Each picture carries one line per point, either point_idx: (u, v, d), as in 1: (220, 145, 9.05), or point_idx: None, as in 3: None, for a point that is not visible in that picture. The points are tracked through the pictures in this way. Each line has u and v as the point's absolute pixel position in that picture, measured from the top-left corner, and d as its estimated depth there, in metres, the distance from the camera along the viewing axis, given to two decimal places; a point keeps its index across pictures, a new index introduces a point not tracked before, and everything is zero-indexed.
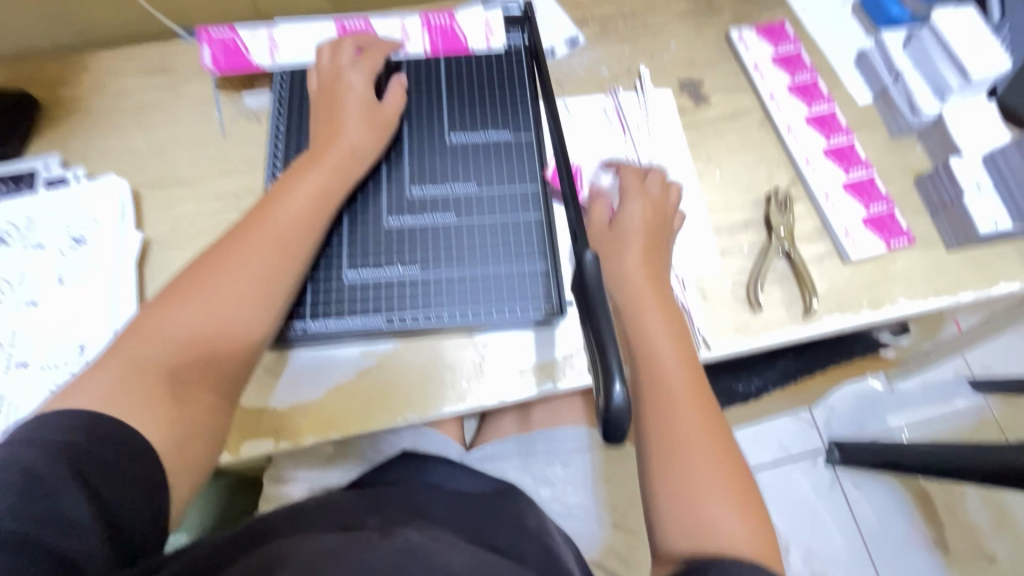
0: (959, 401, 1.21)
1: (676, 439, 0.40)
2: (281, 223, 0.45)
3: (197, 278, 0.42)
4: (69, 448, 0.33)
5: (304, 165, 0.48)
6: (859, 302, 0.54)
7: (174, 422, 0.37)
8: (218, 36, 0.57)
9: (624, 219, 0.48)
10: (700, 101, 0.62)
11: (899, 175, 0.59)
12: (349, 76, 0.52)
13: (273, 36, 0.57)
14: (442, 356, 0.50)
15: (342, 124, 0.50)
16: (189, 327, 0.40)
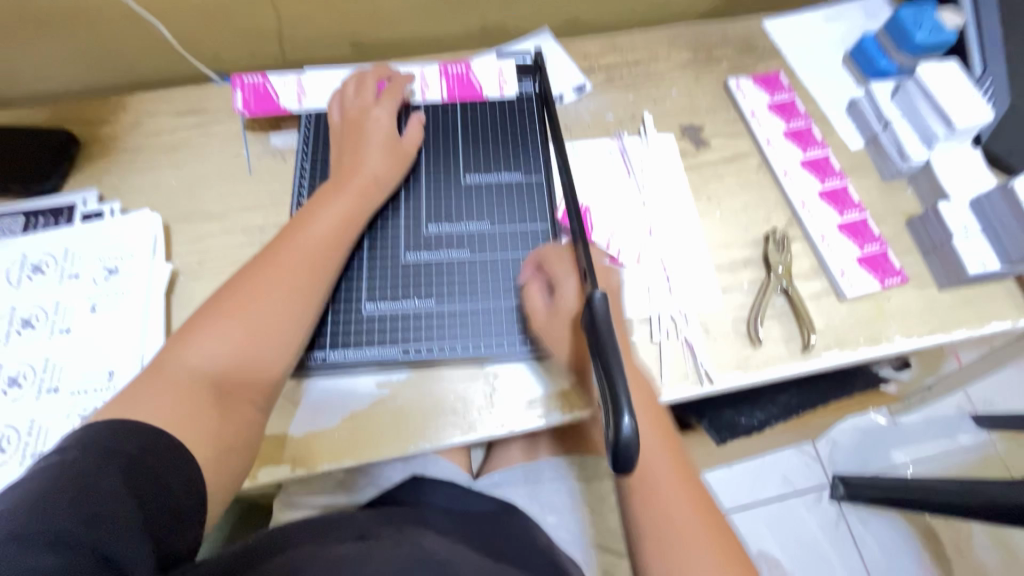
0: (963, 437, 1.21)
1: (663, 518, 0.40)
2: (308, 245, 0.48)
3: (229, 295, 0.44)
4: (118, 453, 0.34)
5: (329, 191, 0.52)
6: (857, 337, 0.56)
7: (209, 433, 0.39)
8: (251, 82, 0.61)
9: (566, 305, 0.48)
10: (700, 144, 0.65)
11: (891, 217, 0.62)
12: (376, 111, 0.57)
13: (301, 82, 0.62)
14: (453, 387, 0.52)
15: (364, 154, 0.54)
16: (219, 349, 0.42)
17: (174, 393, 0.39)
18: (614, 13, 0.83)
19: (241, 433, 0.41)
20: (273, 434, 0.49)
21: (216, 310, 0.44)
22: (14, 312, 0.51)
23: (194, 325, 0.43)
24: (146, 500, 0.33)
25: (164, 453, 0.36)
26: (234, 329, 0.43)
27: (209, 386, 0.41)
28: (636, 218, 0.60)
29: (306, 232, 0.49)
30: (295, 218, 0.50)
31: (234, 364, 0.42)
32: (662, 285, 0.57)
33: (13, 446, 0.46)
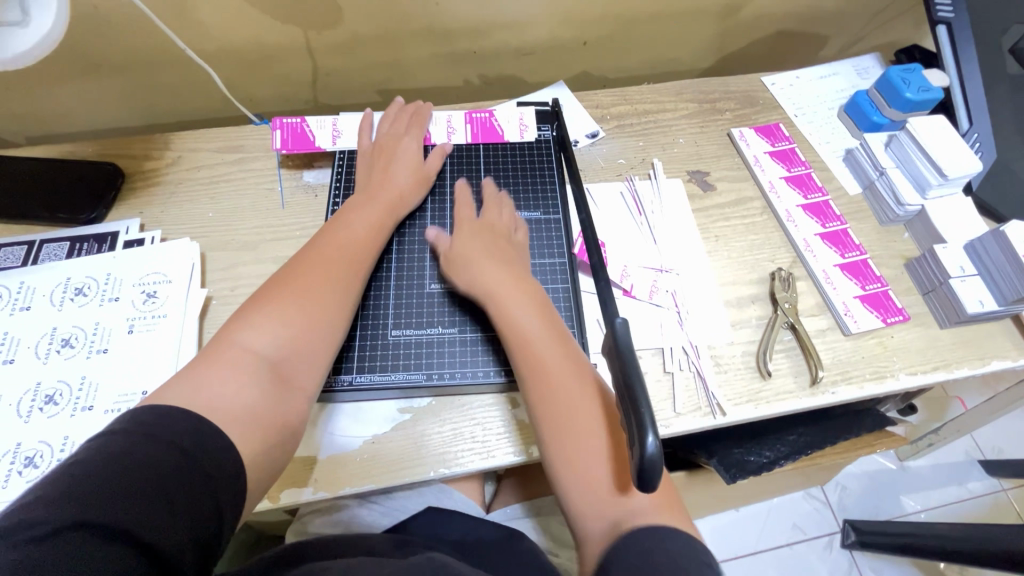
0: (973, 483, 1.20)
1: (561, 418, 0.46)
2: (345, 251, 0.53)
3: (273, 292, 0.48)
4: (174, 448, 0.35)
5: (363, 204, 0.57)
6: (863, 373, 0.58)
7: (255, 434, 0.41)
8: (290, 123, 0.66)
9: (456, 246, 0.56)
10: (707, 188, 0.69)
11: (890, 259, 0.65)
12: (406, 140, 0.64)
13: (337, 124, 0.67)
14: (471, 409, 0.53)
15: (394, 173, 0.61)
16: (256, 351, 0.44)
17: (229, 379, 0.42)
18: (624, 68, 0.89)
19: (286, 423, 0.43)
20: (304, 456, 0.50)
21: (261, 300, 0.48)
22: (55, 331, 0.53)
23: (240, 320, 0.46)
24: (195, 496, 0.35)
25: (214, 448, 0.37)
26: (276, 326, 0.46)
27: (260, 379, 0.43)
28: (648, 255, 0.63)
29: (339, 235, 0.54)
30: (331, 224, 0.56)
31: (275, 370, 0.44)
32: (673, 319, 0.59)
33: (45, 461, 0.47)
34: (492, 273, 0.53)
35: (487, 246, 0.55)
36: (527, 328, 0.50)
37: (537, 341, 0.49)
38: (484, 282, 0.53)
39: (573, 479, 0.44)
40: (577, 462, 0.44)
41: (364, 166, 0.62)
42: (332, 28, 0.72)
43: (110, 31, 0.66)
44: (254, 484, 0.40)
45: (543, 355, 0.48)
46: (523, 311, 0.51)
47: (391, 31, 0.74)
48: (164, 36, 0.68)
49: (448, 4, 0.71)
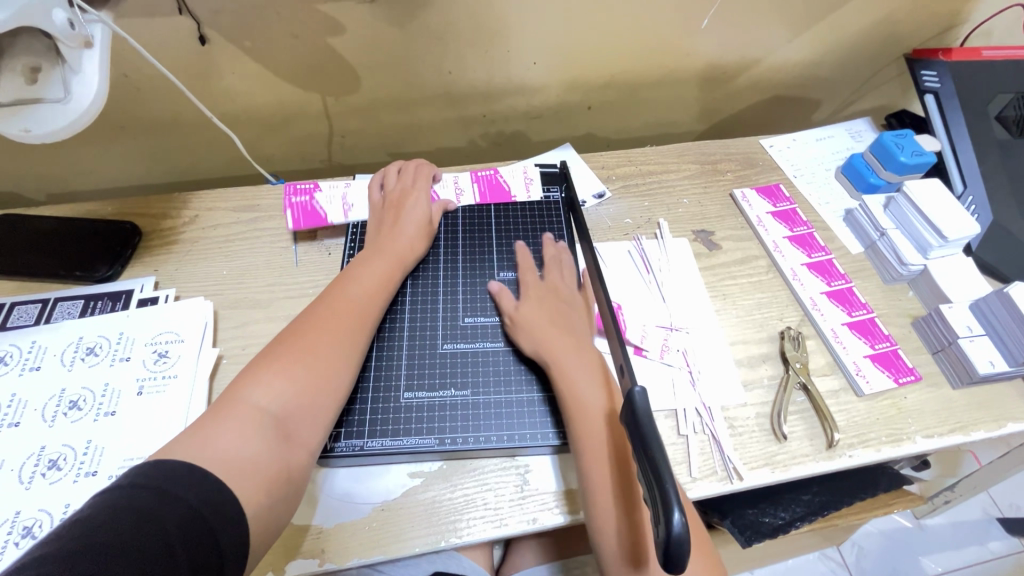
0: (994, 544, 1.16)
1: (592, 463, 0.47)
2: (355, 306, 0.53)
3: (283, 346, 0.48)
4: (181, 500, 0.35)
5: (372, 258, 0.58)
6: (880, 436, 0.57)
7: (257, 493, 0.39)
8: (298, 202, 0.67)
9: (524, 308, 0.58)
10: (713, 247, 0.71)
11: (896, 317, 0.66)
12: (415, 193, 0.66)
13: (346, 198, 0.68)
14: (484, 476, 0.52)
15: (405, 227, 0.62)
16: (264, 407, 0.43)
17: (237, 432, 0.41)
18: (627, 130, 0.93)
19: (292, 478, 0.42)
20: (299, 525, 0.49)
21: (271, 356, 0.47)
22: (63, 393, 0.52)
23: (250, 375, 0.45)
24: (201, 553, 0.33)
25: (223, 502, 0.37)
26: (284, 386, 0.45)
27: (266, 437, 0.42)
28: (659, 314, 0.64)
29: (349, 289, 0.54)
30: (340, 278, 0.56)
31: (281, 427, 0.43)
32: (686, 379, 0.59)
33: (43, 531, 0.45)
34: (553, 337, 0.55)
35: (549, 311, 0.58)
36: (586, 391, 0.51)
37: (588, 398, 0.50)
38: (543, 343, 0.55)
39: (607, 530, 0.45)
40: (607, 512, 0.45)
41: (374, 220, 0.64)
42: (350, 94, 0.75)
43: (139, 97, 0.69)
44: (257, 544, 0.39)
45: (599, 413, 0.49)
46: (586, 376, 0.52)
47: (406, 97, 0.77)
48: (190, 102, 0.71)
49: (461, 73, 0.75)
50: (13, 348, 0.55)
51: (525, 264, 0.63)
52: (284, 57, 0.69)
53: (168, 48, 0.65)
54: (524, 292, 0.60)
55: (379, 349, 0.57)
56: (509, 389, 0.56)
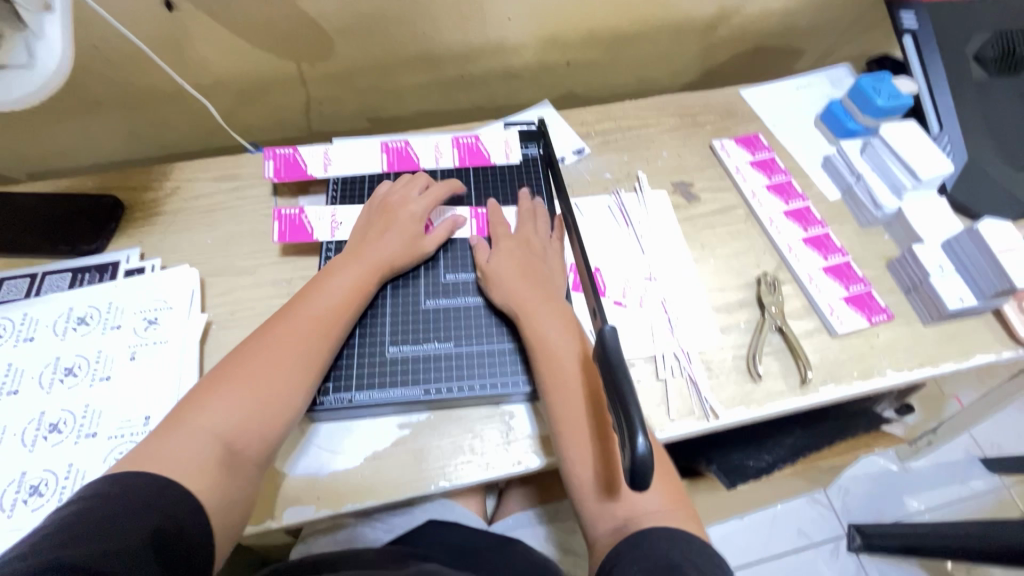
0: (974, 482, 1.21)
1: (577, 425, 0.48)
2: (318, 320, 0.52)
3: (233, 368, 0.47)
4: (138, 501, 0.37)
5: (345, 266, 0.56)
6: (851, 372, 0.59)
7: (214, 492, 0.41)
8: (288, 214, 0.63)
9: (500, 256, 0.59)
10: (691, 198, 0.72)
11: (871, 260, 0.67)
12: (413, 205, 0.62)
13: (336, 215, 0.64)
14: (470, 423, 0.55)
15: (393, 231, 0.59)
16: (207, 429, 0.43)
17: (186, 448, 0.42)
18: (608, 86, 0.93)
19: (244, 477, 0.44)
20: (278, 470, 0.51)
21: (231, 376, 0.47)
22: (58, 361, 0.54)
23: (195, 401, 0.45)
24: (165, 537, 0.36)
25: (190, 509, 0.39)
26: (233, 411, 0.45)
27: (209, 458, 0.42)
28: (638, 265, 0.65)
29: (311, 300, 0.53)
30: (308, 288, 0.55)
31: (224, 449, 0.43)
32: (665, 325, 0.61)
33: (50, 489, 0.48)
34: (523, 288, 0.56)
35: (523, 263, 0.59)
36: (558, 342, 0.52)
37: (560, 348, 0.52)
38: (514, 296, 0.56)
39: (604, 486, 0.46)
40: (586, 455, 0.47)
41: (364, 220, 0.61)
42: (324, 58, 0.74)
43: (108, 68, 0.68)
44: (222, 535, 0.41)
45: (565, 359, 0.51)
46: (555, 327, 0.53)
47: (382, 60, 0.77)
48: (161, 69, 0.70)
49: (434, 32, 0.74)
50: (5, 320, 0.56)
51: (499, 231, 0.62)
52: (253, 23, 0.68)
53: (135, 19, 0.64)
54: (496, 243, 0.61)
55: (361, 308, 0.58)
56: (490, 339, 0.57)
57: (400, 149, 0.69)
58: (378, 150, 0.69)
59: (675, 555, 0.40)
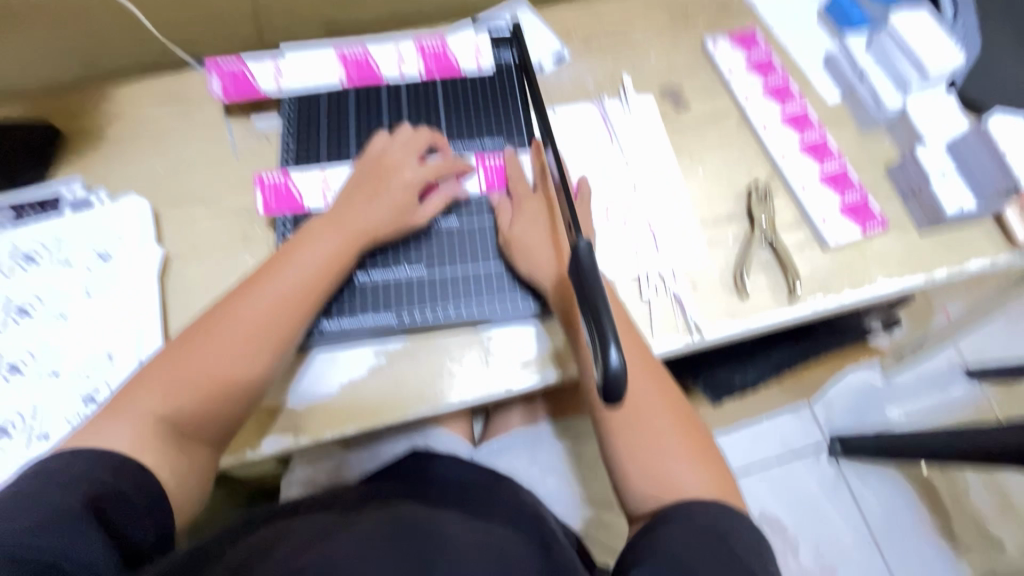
0: (954, 389, 1.25)
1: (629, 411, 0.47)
2: (282, 301, 0.48)
3: (186, 348, 0.46)
4: (83, 475, 0.39)
5: (321, 234, 0.51)
6: (841, 283, 0.57)
7: (164, 467, 0.43)
8: (271, 180, 0.57)
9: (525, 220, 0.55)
10: (681, 105, 0.66)
11: (870, 166, 0.63)
12: (405, 169, 0.54)
13: (327, 181, 0.58)
14: (447, 348, 0.53)
15: (378, 202, 0.53)
16: (151, 410, 0.44)
17: (138, 428, 0.43)
18: None
19: (194, 442, 0.45)
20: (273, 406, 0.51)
21: (189, 360, 0.45)
22: (10, 300, 0.51)
23: (142, 381, 0.45)
24: (102, 506, 0.38)
25: (148, 487, 0.41)
26: (173, 395, 0.44)
27: (154, 441, 0.43)
28: (622, 180, 0.61)
29: (278, 281, 0.48)
30: (283, 255, 0.50)
31: (170, 432, 0.44)
32: (649, 242, 0.58)
33: (18, 429, 0.47)
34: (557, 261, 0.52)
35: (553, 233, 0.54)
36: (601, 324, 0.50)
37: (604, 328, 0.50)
38: (546, 268, 0.52)
39: (655, 475, 0.45)
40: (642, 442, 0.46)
41: (354, 179, 0.55)
42: None
43: None
44: (178, 500, 0.44)
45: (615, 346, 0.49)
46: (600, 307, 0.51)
47: None
48: None
49: None
50: None
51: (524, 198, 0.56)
52: None
53: None
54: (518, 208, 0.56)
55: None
56: (467, 262, 0.55)
57: (360, 60, 0.62)
58: (335, 61, 0.62)
59: (720, 521, 0.41)
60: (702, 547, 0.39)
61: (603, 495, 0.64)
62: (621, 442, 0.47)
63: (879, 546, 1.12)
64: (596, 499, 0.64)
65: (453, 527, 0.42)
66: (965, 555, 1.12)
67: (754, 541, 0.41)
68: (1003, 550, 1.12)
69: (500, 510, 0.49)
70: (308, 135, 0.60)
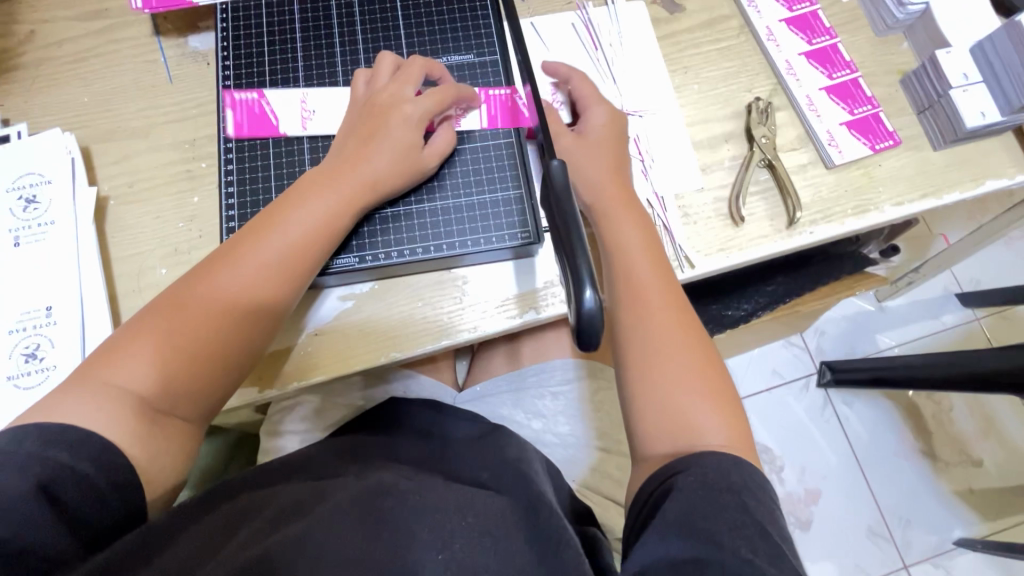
0: (947, 316, 1.23)
1: (661, 355, 0.45)
2: (276, 267, 0.43)
3: (166, 318, 0.41)
4: (38, 457, 0.35)
5: (316, 189, 0.45)
6: (845, 209, 0.53)
7: (144, 446, 0.39)
8: (244, 99, 0.51)
9: (591, 127, 0.50)
10: (675, 9, 0.58)
11: (884, 75, 0.57)
12: (408, 107, 0.47)
13: (307, 101, 0.51)
14: (418, 292, 0.50)
15: (374, 146, 0.46)
16: (130, 387, 0.39)
17: (101, 400, 0.38)
18: None
19: (170, 417, 0.41)
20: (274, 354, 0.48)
21: (169, 333, 0.41)
22: None
23: (115, 355, 0.40)
24: (57, 491, 0.34)
25: (109, 466, 0.37)
26: (154, 372, 0.40)
27: (133, 420, 0.39)
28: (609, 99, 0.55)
29: (266, 246, 0.43)
30: (274, 212, 0.44)
31: (152, 411, 0.40)
32: (637, 169, 0.53)
33: None
34: (610, 178, 0.49)
35: (611, 150, 0.50)
36: (637, 262, 0.47)
37: (638, 261, 0.47)
38: (600, 185, 0.48)
39: (686, 422, 0.43)
40: (672, 388, 0.44)
41: (349, 124, 0.48)
42: None
43: None
44: (155, 480, 0.40)
45: (649, 288, 0.46)
46: (636, 240, 0.48)
47: None
48: None
49: None
50: None
51: (590, 122, 0.51)
52: None
53: None
54: (586, 100, 0.52)
55: (278, 171, 0.50)
56: (444, 196, 0.50)
57: None
58: None
59: (733, 476, 0.39)
60: (712, 507, 0.37)
61: (616, 443, 0.60)
62: (649, 395, 0.44)
63: (863, 469, 1.15)
64: (607, 445, 0.60)
65: (431, 499, 0.42)
66: (946, 473, 1.15)
67: (764, 494, 0.39)
68: (981, 468, 1.16)
69: (484, 472, 0.49)
70: (247, 49, 0.53)
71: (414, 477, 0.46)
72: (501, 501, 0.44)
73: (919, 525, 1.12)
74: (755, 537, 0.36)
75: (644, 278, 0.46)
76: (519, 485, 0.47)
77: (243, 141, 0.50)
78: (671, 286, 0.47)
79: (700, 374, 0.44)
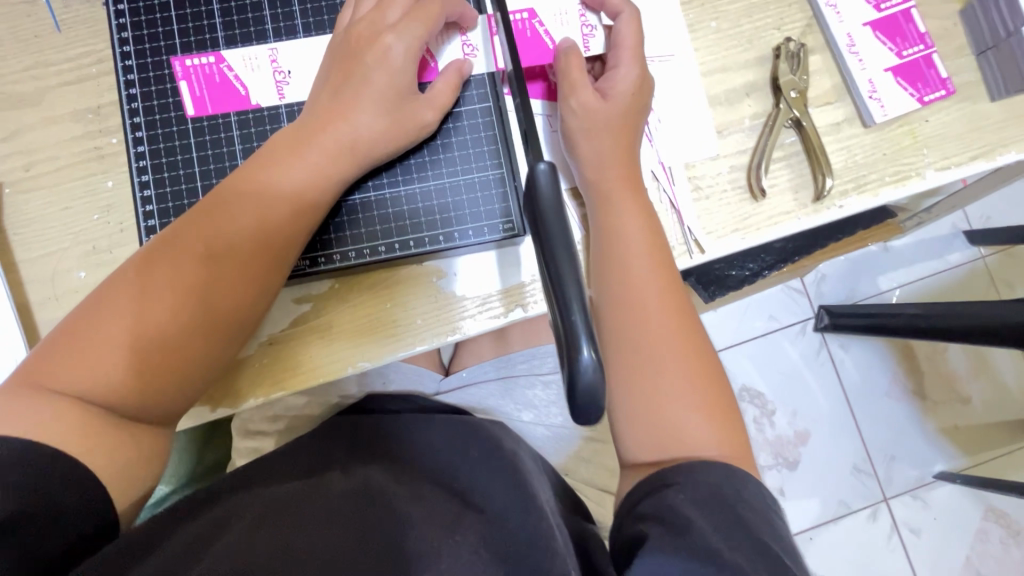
0: (953, 256, 1.18)
1: (664, 364, 0.39)
2: (263, 231, 0.36)
3: (131, 300, 0.33)
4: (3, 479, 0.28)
5: (298, 140, 0.37)
6: (882, 176, 0.45)
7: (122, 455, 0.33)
8: (199, 66, 0.41)
9: (619, 85, 0.40)
10: None
11: (940, 5, 0.47)
12: (394, 39, 0.38)
13: (276, 58, 0.41)
14: (382, 291, 0.43)
15: (356, 97, 0.37)
16: (94, 388, 0.32)
17: (47, 412, 0.31)
18: None
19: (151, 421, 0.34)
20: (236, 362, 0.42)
21: (139, 320, 0.33)
22: None
23: (70, 351, 0.32)
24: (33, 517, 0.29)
25: (78, 492, 0.31)
26: (123, 368, 0.33)
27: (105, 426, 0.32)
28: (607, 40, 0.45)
29: (247, 210, 0.35)
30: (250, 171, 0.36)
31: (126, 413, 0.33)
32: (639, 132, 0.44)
33: None
34: (615, 158, 0.40)
35: (631, 116, 0.41)
36: (636, 257, 0.40)
37: (637, 259, 0.40)
38: (604, 169, 0.41)
39: (685, 441, 0.38)
40: (672, 402, 0.38)
41: (326, 68, 0.39)
42: None
43: None
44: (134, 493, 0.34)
45: (647, 289, 0.39)
46: (637, 234, 0.40)
47: None
48: None
49: None
50: None
51: (614, 82, 0.41)
52: None
53: None
54: (618, 50, 0.41)
55: (201, 152, 0.41)
56: (420, 176, 0.42)
57: None
58: None
59: (726, 488, 0.35)
60: (707, 518, 0.33)
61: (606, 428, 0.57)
62: (644, 408, 0.39)
63: (853, 412, 1.15)
64: (597, 431, 0.57)
65: (417, 510, 0.37)
66: (933, 413, 1.16)
67: (763, 506, 0.35)
68: (968, 406, 1.16)
69: (473, 455, 0.45)
70: None
71: (405, 477, 0.42)
72: (493, 500, 0.41)
73: (902, 461, 1.14)
74: (750, 549, 0.32)
75: (641, 269, 0.39)
76: (514, 476, 0.43)
77: (204, 120, 0.41)
78: (669, 273, 0.40)
79: (705, 383, 0.39)
